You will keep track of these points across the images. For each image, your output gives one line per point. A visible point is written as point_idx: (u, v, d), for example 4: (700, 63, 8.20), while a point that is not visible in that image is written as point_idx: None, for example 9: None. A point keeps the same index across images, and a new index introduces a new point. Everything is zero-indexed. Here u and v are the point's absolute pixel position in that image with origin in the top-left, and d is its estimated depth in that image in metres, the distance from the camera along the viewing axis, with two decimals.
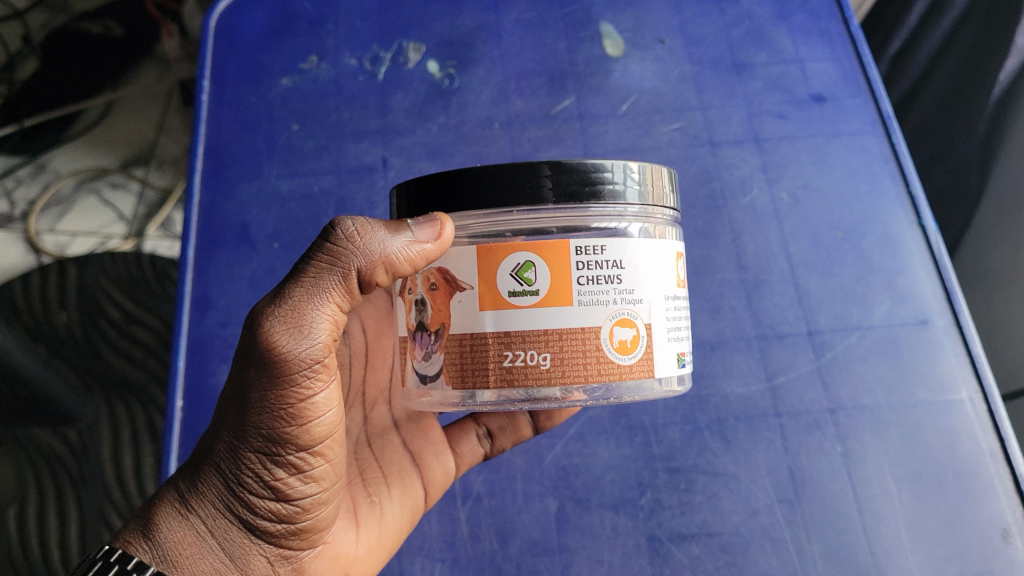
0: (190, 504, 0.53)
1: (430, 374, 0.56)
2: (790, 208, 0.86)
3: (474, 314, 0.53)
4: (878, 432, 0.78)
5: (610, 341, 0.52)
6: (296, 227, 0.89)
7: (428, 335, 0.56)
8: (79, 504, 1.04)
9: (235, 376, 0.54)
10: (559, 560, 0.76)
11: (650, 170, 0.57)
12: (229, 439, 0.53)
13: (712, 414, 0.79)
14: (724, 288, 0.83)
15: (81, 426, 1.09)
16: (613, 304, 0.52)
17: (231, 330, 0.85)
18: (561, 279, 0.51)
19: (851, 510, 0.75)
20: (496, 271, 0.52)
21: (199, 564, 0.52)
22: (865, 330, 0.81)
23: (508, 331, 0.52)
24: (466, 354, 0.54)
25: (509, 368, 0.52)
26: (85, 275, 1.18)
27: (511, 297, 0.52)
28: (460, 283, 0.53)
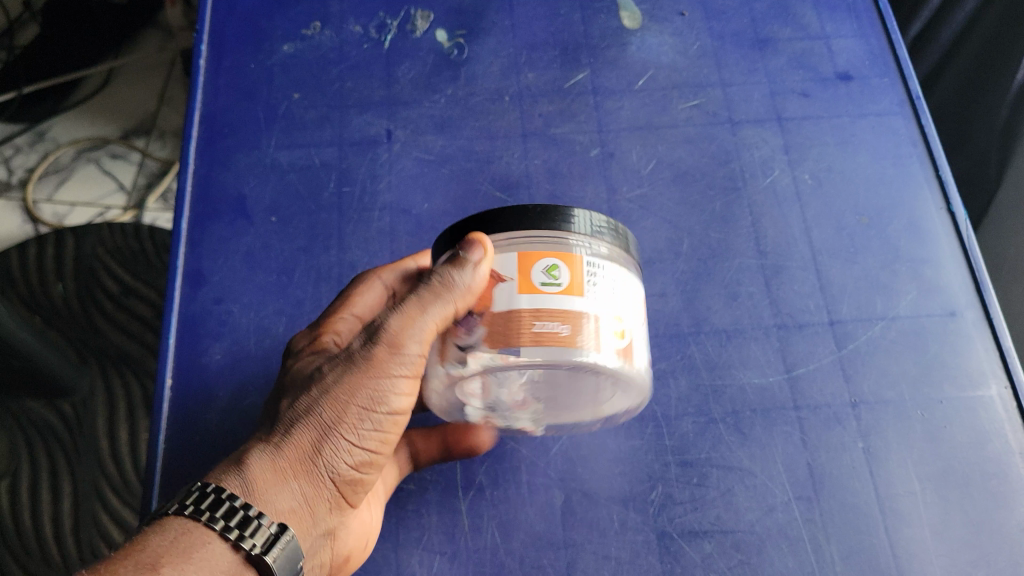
0: (287, 448, 0.52)
1: (474, 343, 0.56)
2: (812, 191, 0.83)
3: (510, 298, 0.54)
4: (901, 427, 0.73)
5: (613, 332, 0.55)
6: (294, 199, 0.83)
7: (473, 316, 0.56)
8: (72, 478, 1.01)
9: (351, 350, 0.55)
10: (564, 555, 0.69)
11: (625, 231, 0.61)
12: (334, 396, 0.54)
13: (727, 406, 0.74)
14: (743, 273, 0.80)
15: (76, 399, 1.06)
16: (614, 303, 0.56)
17: (226, 307, 0.78)
18: (580, 272, 0.54)
19: (872, 511, 0.70)
20: (529, 265, 0.55)
21: (279, 501, 0.51)
22: (890, 320, 0.77)
23: (539, 307, 0.54)
24: (502, 325, 0.54)
25: (538, 335, 0.53)
26: (83, 245, 1.15)
27: (540, 285, 0.54)
28: (501, 276, 0.55)
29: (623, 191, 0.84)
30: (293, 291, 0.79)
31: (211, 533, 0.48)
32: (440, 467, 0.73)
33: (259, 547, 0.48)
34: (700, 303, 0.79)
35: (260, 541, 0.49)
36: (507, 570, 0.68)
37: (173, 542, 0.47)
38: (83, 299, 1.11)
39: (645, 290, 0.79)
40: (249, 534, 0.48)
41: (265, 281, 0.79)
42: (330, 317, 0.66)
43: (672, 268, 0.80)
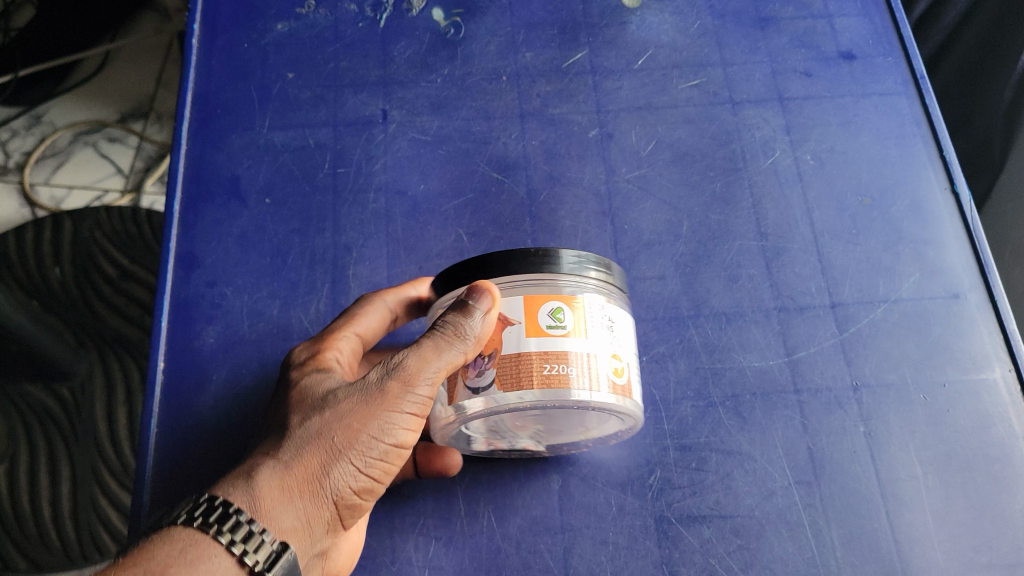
0: (296, 469, 0.51)
1: (483, 385, 0.56)
2: (814, 171, 0.82)
3: (518, 341, 0.55)
4: (903, 410, 0.72)
5: (613, 372, 0.57)
6: (289, 181, 0.82)
7: (481, 357, 0.56)
8: (71, 461, 1.00)
9: (367, 380, 0.54)
10: (561, 540, 0.68)
11: (616, 271, 0.63)
12: (348, 424, 0.53)
13: (727, 389, 0.73)
14: (743, 255, 0.79)
15: (75, 383, 1.05)
16: (614, 344, 0.58)
17: (219, 289, 0.77)
18: (581, 315, 0.57)
19: (873, 495, 0.69)
20: (535, 309, 0.56)
21: (283, 521, 0.50)
22: (892, 303, 0.76)
23: (548, 350, 0.55)
24: (511, 367, 0.55)
25: (546, 377, 0.55)
26: (81, 230, 1.14)
27: (546, 328, 0.55)
28: (510, 319, 0.56)
29: (623, 172, 0.83)
30: (287, 273, 0.78)
31: (217, 547, 0.47)
32: None
33: (262, 566, 0.48)
34: (700, 286, 0.77)
35: (263, 558, 0.48)
36: (503, 555, 0.67)
37: (181, 554, 0.46)
38: (81, 285, 1.10)
39: (644, 272, 0.78)
40: (252, 549, 0.48)
41: (259, 263, 0.78)
42: (331, 338, 0.64)
43: (671, 250, 0.79)
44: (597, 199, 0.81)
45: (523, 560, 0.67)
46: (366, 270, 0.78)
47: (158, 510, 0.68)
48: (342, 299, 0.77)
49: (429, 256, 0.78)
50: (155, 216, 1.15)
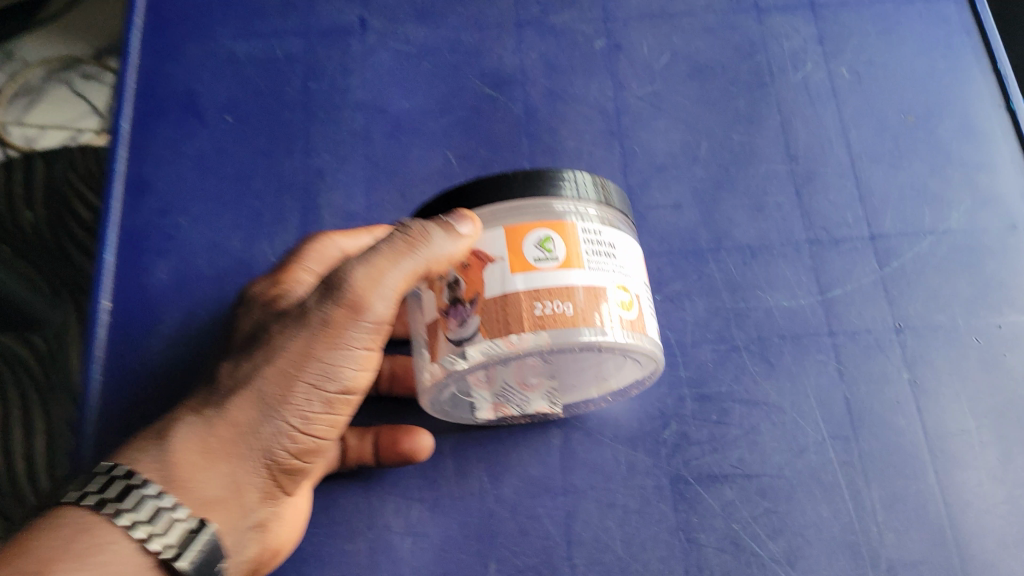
0: (220, 425, 0.44)
1: (466, 335, 0.47)
2: (851, 86, 0.72)
3: (501, 280, 0.46)
4: (953, 356, 0.63)
5: (620, 305, 0.48)
6: (254, 98, 0.72)
7: (462, 304, 0.48)
8: (47, 418, 0.85)
9: (305, 307, 0.46)
10: (562, 504, 0.59)
11: (619, 190, 0.53)
12: (279, 367, 0.45)
13: (752, 331, 0.64)
14: (770, 181, 0.69)
15: (47, 334, 0.88)
16: (618, 272, 0.48)
17: (172, 219, 0.68)
18: (575, 241, 0.47)
19: (920, 452, 0.61)
20: (518, 239, 0.47)
21: (202, 488, 0.44)
22: (940, 235, 0.67)
23: (537, 287, 0.46)
24: (496, 311, 0.46)
25: (539, 319, 0.46)
26: (52, 168, 0.91)
27: (533, 261, 0.46)
28: (490, 255, 0.47)
29: (632, 88, 0.73)
30: (251, 201, 0.69)
31: (115, 531, 0.41)
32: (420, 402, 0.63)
33: (174, 549, 0.41)
34: (721, 215, 0.68)
35: (174, 540, 0.41)
36: (496, 520, 0.59)
37: (68, 543, 0.40)
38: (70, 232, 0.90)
39: (657, 200, 0.69)
40: (158, 533, 0.41)
41: (220, 190, 0.69)
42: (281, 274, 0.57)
43: (688, 175, 0.70)
44: (604, 118, 0.72)
45: (519, 526, 0.59)
46: (341, 198, 0.68)
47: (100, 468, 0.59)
48: (314, 230, 0.67)
49: (413, 182, 0.69)
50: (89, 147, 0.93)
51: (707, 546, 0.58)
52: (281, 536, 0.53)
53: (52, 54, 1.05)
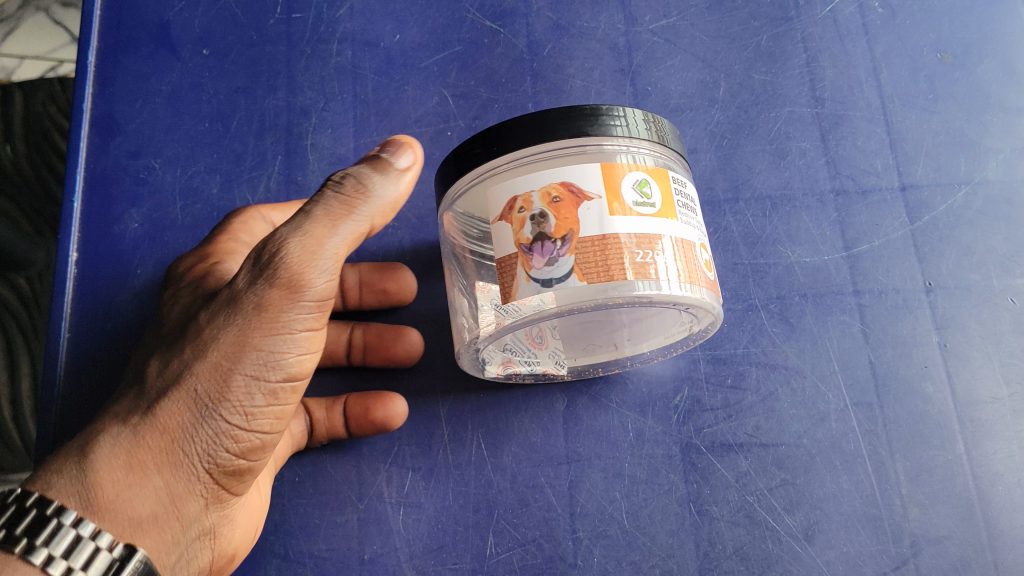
0: (148, 434, 0.39)
1: (557, 277, 0.44)
2: (883, 22, 0.67)
3: (601, 220, 0.44)
4: (987, 317, 0.59)
5: (702, 262, 0.47)
6: (232, 28, 0.67)
7: (549, 242, 0.44)
8: (32, 361, 0.75)
9: (234, 290, 0.41)
10: (566, 473, 0.55)
11: (674, 131, 0.51)
12: (214, 360, 0.40)
13: (771, 289, 0.60)
14: (793, 124, 0.64)
15: (32, 271, 0.77)
16: (698, 228, 0.48)
17: (144, 162, 0.63)
18: (669, 191, 0.46)
19: (949, 420, 0.56)
20: (617, 180, 0.45)
21: (134, 507, 0.39)
22: (975, 185, 0.62)
23: (637, 233, 0.44)
24: (595, 253, 0.43)
25: (639, 265, 0.44)
26: (32, 103, 0.82)
27: (633, 204, 0.44)
28: (586, 192, 0.44)
29: (646, 21, 0.68)
30: (230, 143, 0.63)
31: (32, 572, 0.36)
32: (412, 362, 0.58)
33: None
34: (739, 162, 0.63)
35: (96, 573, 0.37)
36: (494, 490, 0.55)
37: None
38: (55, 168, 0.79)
39: None
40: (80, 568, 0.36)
41: (195, 130, 0.64)
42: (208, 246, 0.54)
43: (704, 118, 0.64)
44: (614, 54, 0.66)
45: (519, 497, 0.55)
46: (327, 140, 0.63)
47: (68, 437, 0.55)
48: (298, 176, 0.62)
49: (406, 123, 0.64)
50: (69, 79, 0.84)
51: (719, 520, 0.54)
52: (236, 541, 0.48)
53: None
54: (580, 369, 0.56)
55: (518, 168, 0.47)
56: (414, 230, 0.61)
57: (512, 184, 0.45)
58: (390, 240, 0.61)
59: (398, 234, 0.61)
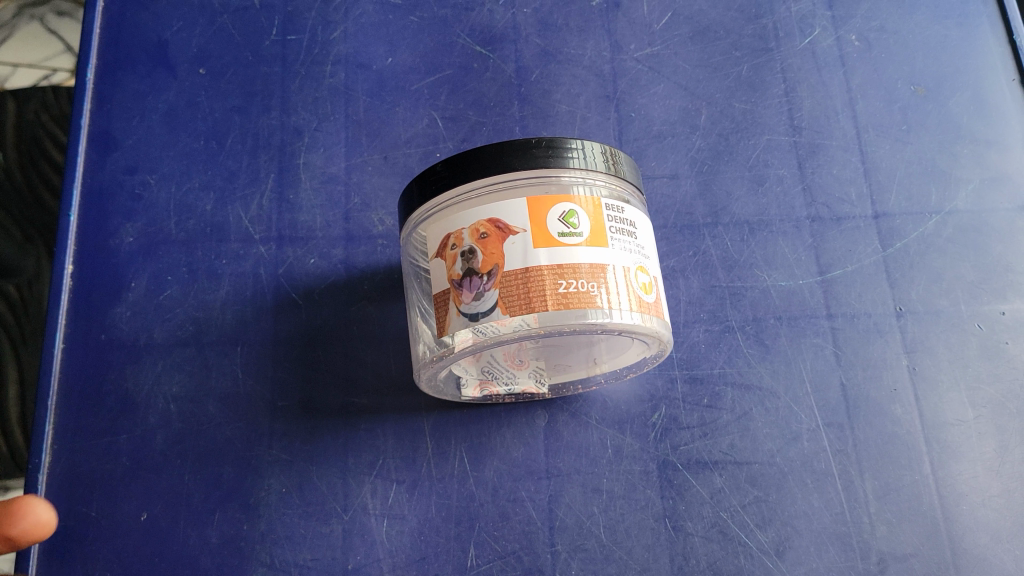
0: None
1: (483, 311, 0.47)
2: (860, 54, 0.70)
3: (524, 253, 0.46)
4: (954, 341, 0.61)
5: (641, 287, 0.49)
6: (228, 49, 0.68)
7: (476, 278, 0.47)
8: (20, 369, 0.74)
9: None
10: (545, 488, 0.57)
11: (629, 161, 0.54)
12: None
13: (747, 312, 0.62)
14: (772, 152, 0.66)
15: (22, 280, 0.76)
16: (637, 253, 0.49)
17: (140, 178, 0.64)
18: (601, 220, 0.48)
19: (916, 441, 0.58)
20: (543, 214, 0.47)
21: None
22: (946, 214, 0.64)
23: (562, 263, 0.46)
24: (518, 287, 0.46)
25: (563, 296, 0.46)
26: (24, 112, 0.82)
27: (558, 236, 0.47)
28: (511, 227, 0.47)
29: (631, 49, 0.70)
30: (224, 160, 0.65)
31: None
32: (398, 377, 0.59)
33: None
34: (718, 188, 0.65)
35: None
36: (475, 504, 0.56)
37: None
38: (52, 183, 0.79)
39: (653, 169, 0.65)
40: None
41: (191, 147, 0.65)
42: None
43: (686, 144, 0.67)
44: (599, 81, 0.68)
45: (500, 510, 0.56)
46: (320, 159, 0.65)
47: (61, 447, 0.57)
48: (290, 194, 0.64)
49: (396, 144, 0.66)
50: (63, 88, 0.84)
51: (694, 535, 0.56)
52: None
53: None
54: (556, 387, 0.58)
55: (459, 202, 0.50)
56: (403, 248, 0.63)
57: (448, 221, 0.49)
58: (379, 257, 0.62)
59: (387, 251, 0.62)
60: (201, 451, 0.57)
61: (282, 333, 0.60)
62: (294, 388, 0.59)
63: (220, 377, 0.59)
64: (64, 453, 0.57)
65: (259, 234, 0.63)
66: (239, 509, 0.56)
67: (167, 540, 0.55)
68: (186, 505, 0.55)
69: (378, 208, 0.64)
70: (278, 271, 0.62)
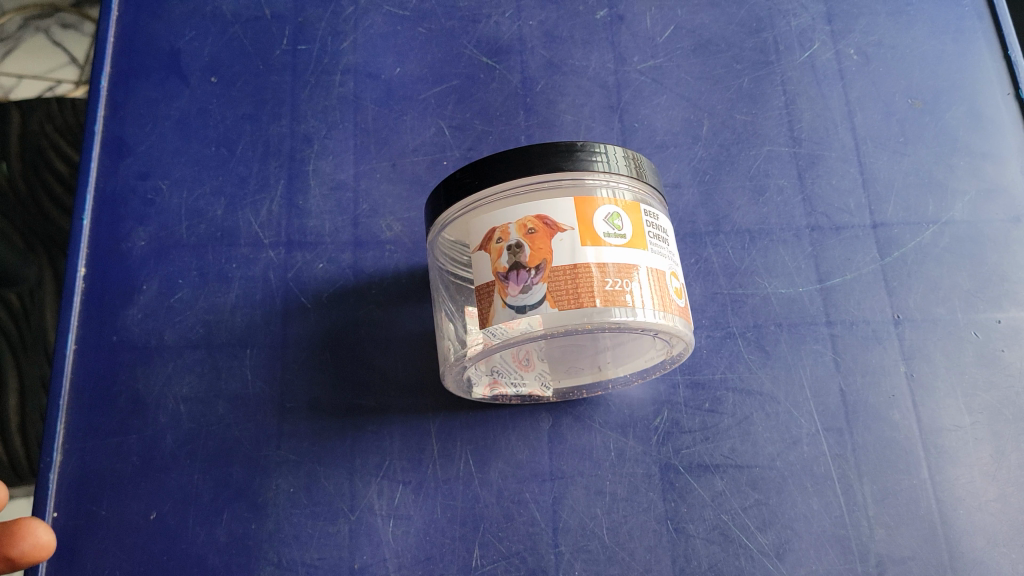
0: None
1: (531, 304, 0.47)
2: (859, 68, 0.71)
3: (572, 250, 0.47)
4: (951, 349, 0.62)
5: (673, 290, 0.51)
6: (239, 58, 0.70)
7: (524, 271, 0.47)
8: (20, 376, 0.74)
9: None
10: (550, 490, 0.58)
11: (650, 172, 0.55)
12: None
13: (748, 318, 0.63)
14: (772, 163, 0.68)
15: (23, 288, 0.77)
16: (669, 258, 0.51)
17: (152, 183, 0.65)
18: (641, 224, 0.50)
19: (914, 446, 0.59)
20: (589, 213, 0.48)
21: None
22: (943, 224, 0.66)
23: (609, 262, 0.48)
24: (567, 281, 0.47)
25: (609, 293, 0.47)
26: (28, 122, 0.83)
27: (604, 236, 0.48)
28: (559, 224, 0.48)
29: (634, 61, 0.71)
30: (235, 166, 0.66)
31: None
32: (405, 380, 0.60)
33: None
34: (720, 197, 0.66)
35: None
36: (481, 505, 0.57)
37: None
38: (54, 193, 0.80)
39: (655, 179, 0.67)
40: None
41: (202, 153, 0.67)
42: None
43: (688, 154, 0.68)
44: (603, 91, 0.70)
45: (505, 511, 0.57)
46: (329, 166, 0.66)
47: (72, 447, 0.58)
48: (299, 200, 0.65)
49: (404, 152, 0.67)
50: (68, 99, 0.86)
51: (695, 537, 0.57)
52: None
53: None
54: (562, 392, 0.59)
55: (499, 200, 0.51)
56: (410, 253, 0.64)
57: (492, 216, 0.49)
58: (386, 262, 0.63)
59: (394, 256, 0.64)
60: (210, 452, 0.58)
61: (291, 336, 0.61)
62: (302, 390, 0.60)
63: (229, 379, 0.60)
64: (75, 452, 0.57)
65: (269, 238, 0.64)
66: (248, 509, 0.56)
67: (175, 539, 0.55)
68: (195, 505, 0.56)
69: (387, 214, 0.65)
70: (288, 275, 0.63)
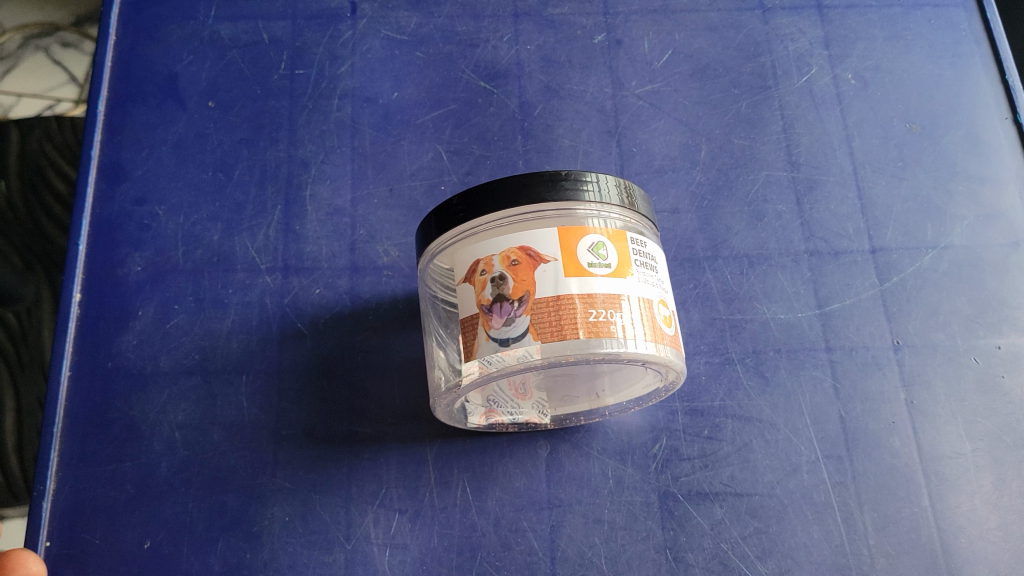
0: None
1: (513, 336, 0.47)
2: (857, 92, 0.71)
3: (555, 282, 0.47)
4: (950, 375, 0.62)
5: (661, 319, 0.50)
6: (237, 82, 0.70)
7: (507, 304, 0.47)
8: (18, 397, 0.74)
9: None
10: (548, 518, 0.57)
11: (643, 196, 0.55)
12: None
13: (747, 344, 0.62)
14: (770, 188, 0.68)
15: (21, 307, 0.76)
16: (658, 286, 0.51)
17: (149, 208, 0.65)
18: (627, 252, 0.49)
19: (914, 473, 0.59)
20: (573, 244, 0.48)
21: None
22: (942, 250, 0.65)
23: (592, 293, 0.47)
24: (550, 313, 0.47)
25: (593, 325, 0.47)
26: (26, 142, 0.83)
27: (589, 266, 0.48)
28: (543, 255, 0.48)
29: (632, 86, 0.71)
30: (232, 192, 0.66)
31: None
32: (401, 407, 0.60)
33: None
34: (718, 222, 0.66)
35: None
36: (478, 533, 0.57)
37: None
38: (53, 214, 0.80)
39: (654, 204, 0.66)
40: None
41: (199, 178, 0.66)
42: None
43: (686, 179, 0.68)
44: (601, 116, 0.70)
45: (502, 540, 0.56)
46: (326, 191, 0.66)
47: (65, 474, 0.57)
48: (296, 225, 0.65)
49: (401, 176, 0.67)
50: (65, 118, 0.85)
51: (694, 566, 0.56)
52: None
53: (28, 19, 0.89)
54: (560, 420, 0.59)
55: (486, 232, 0.51)
56: (408, 279, 0.63)
57: (477, 248, 0.49)
58: (383, 288, 0.63)
59: (391, 282, 0.63)
60: (206, 480, 0.57)
61: (287, 362, 0.61)
62: (298, 418, 0.59)
63: (224, 406, 0.59)
64: (68, 480, 0.57)
65: (266, 264, 0.64)
66: (243, 538, 0.56)
67: (169, 568, 0.55)
68: (189, 534, 0.56)
69: (384, 239, 0.65)
70: (284, 301, 0.63)
